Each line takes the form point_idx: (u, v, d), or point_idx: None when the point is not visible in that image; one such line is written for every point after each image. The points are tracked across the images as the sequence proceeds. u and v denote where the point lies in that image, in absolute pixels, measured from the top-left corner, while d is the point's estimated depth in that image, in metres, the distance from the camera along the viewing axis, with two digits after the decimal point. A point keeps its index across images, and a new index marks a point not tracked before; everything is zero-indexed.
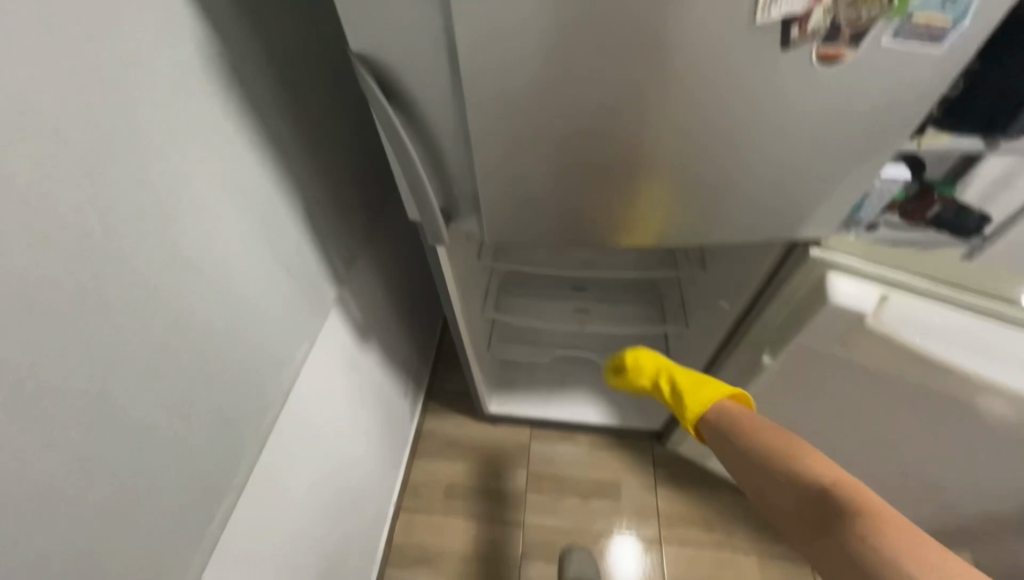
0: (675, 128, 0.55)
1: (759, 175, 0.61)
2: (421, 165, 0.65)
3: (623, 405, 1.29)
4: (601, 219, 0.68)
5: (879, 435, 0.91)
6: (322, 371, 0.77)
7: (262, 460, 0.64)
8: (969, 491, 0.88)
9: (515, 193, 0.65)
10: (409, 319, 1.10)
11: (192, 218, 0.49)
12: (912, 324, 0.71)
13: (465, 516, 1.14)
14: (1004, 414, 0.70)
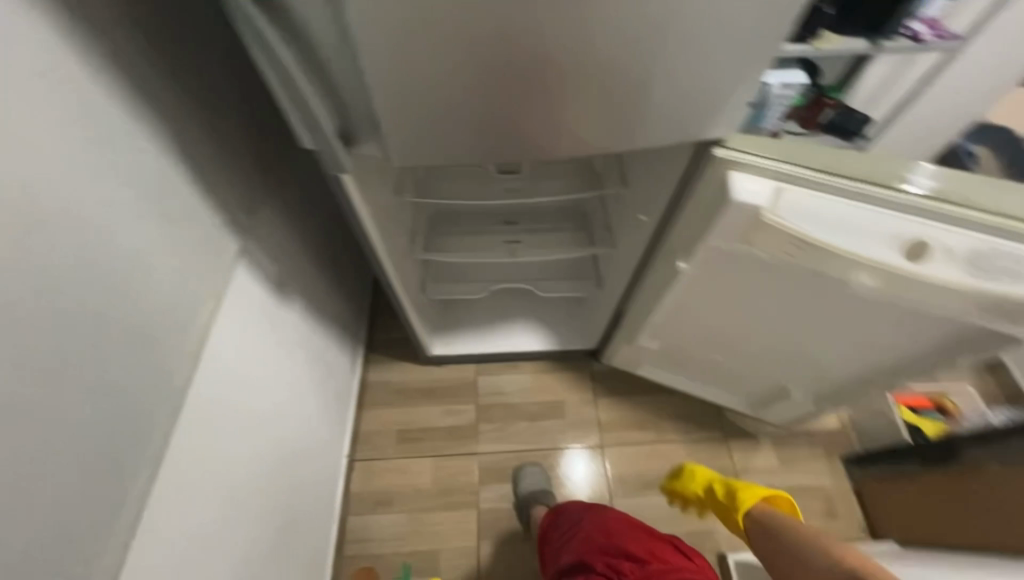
0: (581, 25, 0.48)
1: (629, 97, 0.56)
2: (309, 91, 0.56)
3: (560, 330, 1.36)
4: (518, 138, 0.61)
5: (767, 356, 0.97)
6: (242, 340, 0.73)
7: (189, 437, 0.60)
8: (845, 390, 0.98)
9: (416, 122, 0.58)
10: (331, 277, 1.10)
11: (48, 199, 0.43)
12: (821, 219, 0.58)
13: (422, 454, 1.27)
14: (895, 321, 0.72)
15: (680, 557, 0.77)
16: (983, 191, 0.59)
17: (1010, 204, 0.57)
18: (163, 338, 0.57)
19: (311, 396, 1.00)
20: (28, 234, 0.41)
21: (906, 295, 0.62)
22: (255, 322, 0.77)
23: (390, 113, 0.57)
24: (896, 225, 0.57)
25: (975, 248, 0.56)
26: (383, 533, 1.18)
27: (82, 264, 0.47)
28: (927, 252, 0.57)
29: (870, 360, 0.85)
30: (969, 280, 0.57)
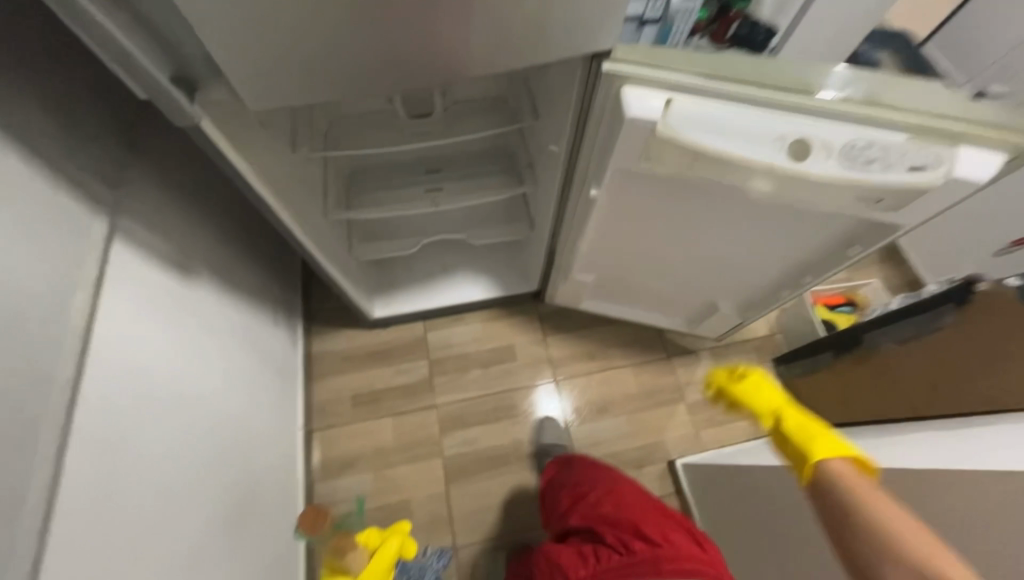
0: None
1: (506, 5, 0.52)
2: (124, 28, 0.49)
3: (501, 276, 1.36)
4: (392, 65, 0.57)
5: (691, 274, 1.01)
6: (136, 326, 0.68)
7: (100, 426, 0.58)
8: (761, 297, 1.04)
9: (274, 56, 0.53)
10: (240, 249, 1.03)
11: None
12: (713, 128, 0.58)
13: (379, 415, 1.28)
14: (791, 223, 0.76)
15: (693, 547, 0.71)
16: (870, 88, 0.61)
17: (890, 98, 0.60)
18: (28, 330, 0.52)
19: (240, 376, 0.96)
20: None
21: (798, 194, 0.64)
22: (149, 305, 0.72)
23: (235, 44, 0.51)
24: (783, 127, 0.59)
25: (853, 142, 0.59)
26: (350, 495, 1.20)
27: None
28: (812, 151, 0.59)
29: (780, 265, 0.90)
30: (852, 173, 0.59)
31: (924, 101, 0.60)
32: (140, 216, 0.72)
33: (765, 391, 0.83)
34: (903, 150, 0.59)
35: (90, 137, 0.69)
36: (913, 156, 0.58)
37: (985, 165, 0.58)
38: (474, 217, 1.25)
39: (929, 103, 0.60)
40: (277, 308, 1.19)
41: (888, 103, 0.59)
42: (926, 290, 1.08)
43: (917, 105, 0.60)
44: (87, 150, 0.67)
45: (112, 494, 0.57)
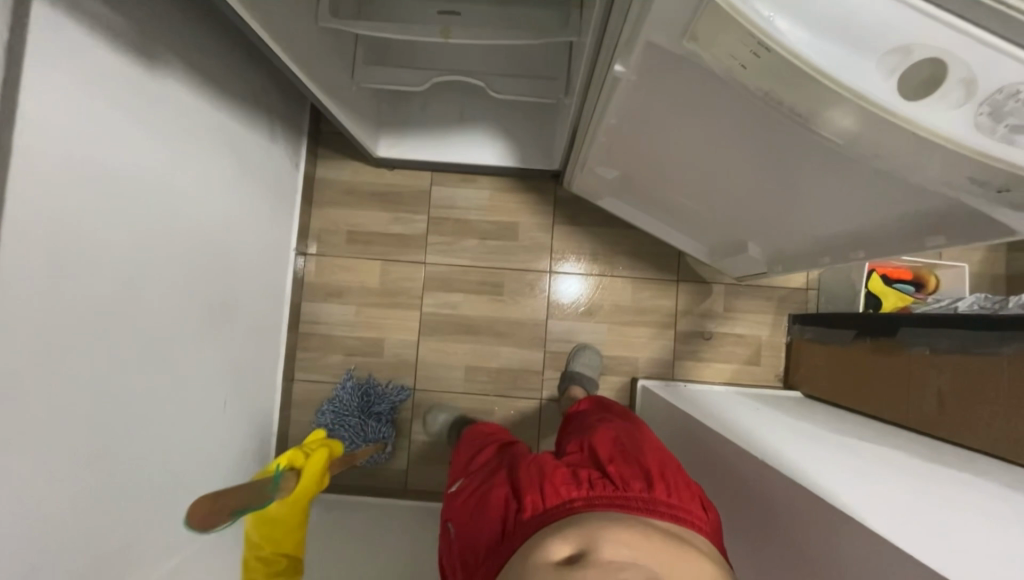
0: None
1: None
2: None
3: (523, 144, 1.20)
4: None
5: (724, 194, 0.84)
6: (92, 120, 0.65)
7: (34, 215, 0.58)
8: (795, 243, 0.88)
9: None
10: (231, 40, 0.91)
11: None
12: (807, 12, 0.40)
13: (371, 257, 1.30)
14: (852, 162, 0.58)
15: (695, 505, 0.69)
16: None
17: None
18: None
19: (222, 184, 0.94)
20: None
21: (876, 142, 0.47)
22: (108, 101, 0.67)
23: None
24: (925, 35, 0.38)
25: (1015, 89, 0.39)
26: (332, 319, 1.29)
27: None
28: (939, 89, 0.41)
29: (840, 212, 0.71)
30: (963, 139, 0.42)
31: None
32: None
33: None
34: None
35: None
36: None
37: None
38: (507, 62, 1.02)
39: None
40: (276, 121, 1.10)
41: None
42: (1014, 300, 0.88)
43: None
44: None
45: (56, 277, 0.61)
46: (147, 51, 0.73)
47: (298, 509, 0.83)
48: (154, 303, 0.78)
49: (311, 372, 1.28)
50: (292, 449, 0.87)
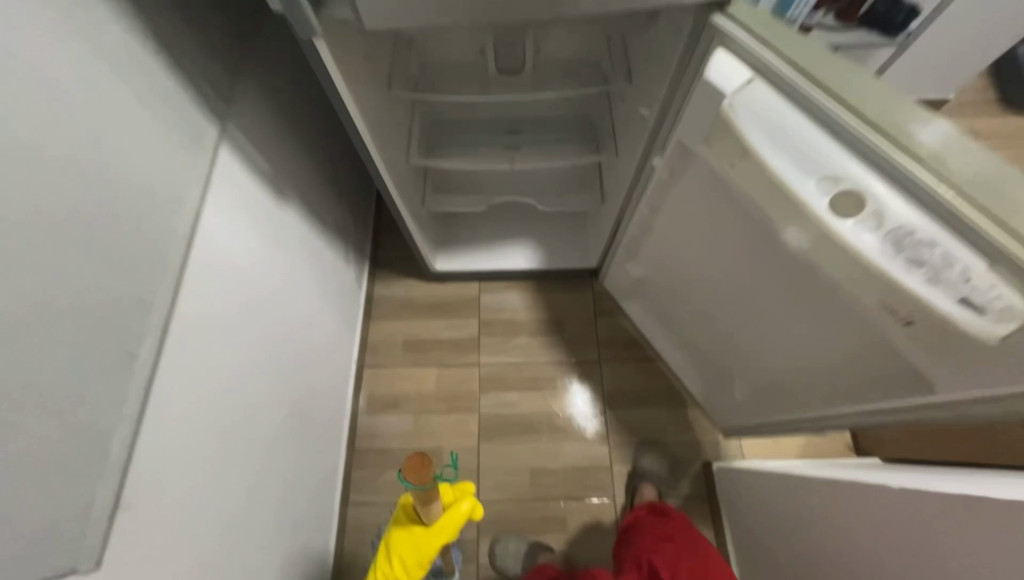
0: None
1: None
2: None
3: (562, 249, 1.37)
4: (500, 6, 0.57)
5: (719, 301, 0.93)
6: (240, 242, 0.78)
7: (190, 312, 0.67)
8: (773, 379, 0.92)
9: None
10: (330, 181, 1.12)
11: (51, 87, 0.48)
12: (770, 127, 0.56)
13: (427, 365, 1.34)
14: (818, 291, 0.68)
15: None
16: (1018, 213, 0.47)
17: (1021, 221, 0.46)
18: (157, 216, 0.62)
19: (312, 300, 1.04)
20: (39, 115, 0.47)
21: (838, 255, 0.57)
22: (252, 227, 0.81)
23: None
24: (847, 166, 0.53)
25: (917, 233, 0.49)
26: (389, 432, 1.27)
27: (86, 153, 0.52)
28: (858, 214, 0.52)
29: (815, 348, 0.76)
30: (880, 255, 0.49)
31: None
32: (244, 130, 0.79)
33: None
34: (965, 275, 0.46)
35: (215, 48, 0.74)
36: (965, 290, 0.46)
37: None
38: (549, 185, 1.25)
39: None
40: (350, 247, 1.25)
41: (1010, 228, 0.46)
42: None
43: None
44: (210, 60, 0.73)
45: (193, 371, 0.66)
46: (279, 190, 0.90)
47: (439, 538, 0.81)
48: (256, 409, 0.82)
49: (368, 493, 1.20)
50: (444, 482, 0.88)
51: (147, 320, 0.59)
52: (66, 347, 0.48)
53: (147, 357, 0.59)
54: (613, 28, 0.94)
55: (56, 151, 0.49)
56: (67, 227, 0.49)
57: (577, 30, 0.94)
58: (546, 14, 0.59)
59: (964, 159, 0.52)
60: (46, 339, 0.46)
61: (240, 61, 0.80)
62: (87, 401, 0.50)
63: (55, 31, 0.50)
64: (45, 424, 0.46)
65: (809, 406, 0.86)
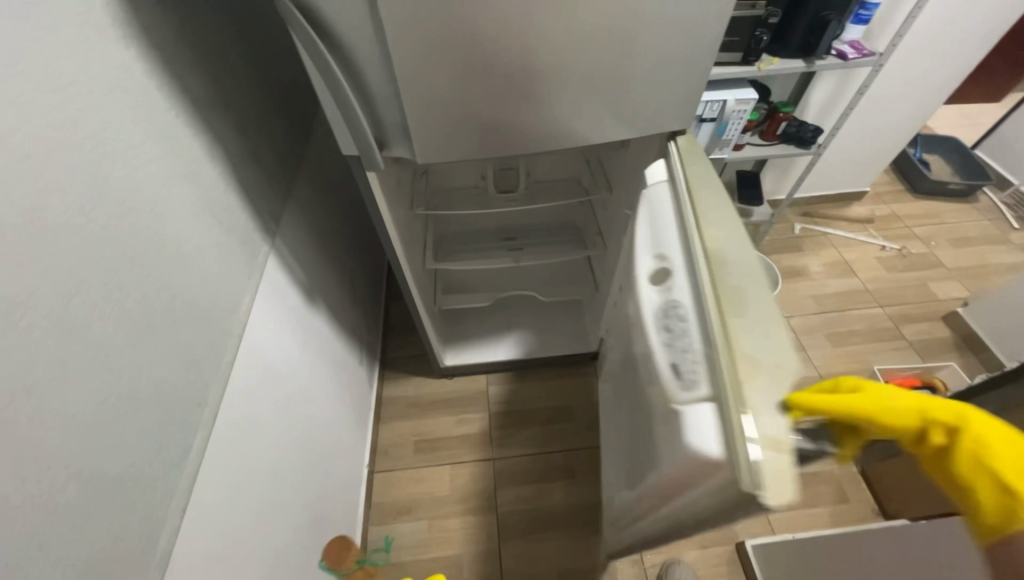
0: (560, 55, 0.63)
1: (606, 103, 0.71)
2: (358, 105, 0.66)
3: (562, 337, 1.46)
4: (515, 139, 0.73)
5: (619, 397, 0.95)
6: (278, 343, 0.85)
7: (231, 412, 0.69)
8: (625, 497, 0.86)
9: (452, 127, 0.69)
10: (349, 288, 1.22)
11: (161, 213, 0.58)
12: (652, 213, 0.71)
13: (439, 463, 1.31)
14: (639, 382, 0.72)
15: None
16: (746, 323, 0.51)
17: (744, 328, 0.51)
18: (222, 315, 0.68)
19: (332, 399, 1.07)
20: (148, 235, 0.55)
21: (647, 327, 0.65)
22: (288, 329, 0.88)
23: (422, 135, 0.69)
24: (672, 253, 0.63)
25: (682, 315, 0.57)
26: (404, 542, 1.19)
27: (176, 265, 0.60)
28: (662, 284, 0.63)
29: (638, 451, 0.75)
30: (653, 315, 0.60)
31: (752, 366, 0.48)
32: (290, 246, 0.91)
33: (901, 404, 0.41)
34: (685, 348, 0.54)
35: (278, 181, 0.89)
36: (678, 360, 0.54)
37: (697, 430, 0.48)
38: (547, 280, 1.40)
39: (783, 374, 0.47)
40: (364, 349, 1.32)
41: (731, 330, 0.51)
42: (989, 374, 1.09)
43: (771, 360, 0.48)
44: (274, 191, 0.87)
45: (229, 470, 0.67)
46: (311, 296, 0.99)
47: None
48: (275, 516, 0.79)
49: None
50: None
51: (202, 415, 0.62)
52: (133, 445, 0.51)
53: (197, 456, 0.60)
54: (590, 153, 1.17)
55: (155, 265, 0.56)
56: (156, 329, 0.55)
57: (562, 155, 1.16)
58: (551, 144, 0.76)
59: (750, 275, 0.56)
60: (117, 437, 0.49)
61: (292, 191, 0.94)
62: (142, 496, 0.51)
63: (174, 173, 0.61)
64: (104, 518, 0.47)
65: (636, 528, 0.79)
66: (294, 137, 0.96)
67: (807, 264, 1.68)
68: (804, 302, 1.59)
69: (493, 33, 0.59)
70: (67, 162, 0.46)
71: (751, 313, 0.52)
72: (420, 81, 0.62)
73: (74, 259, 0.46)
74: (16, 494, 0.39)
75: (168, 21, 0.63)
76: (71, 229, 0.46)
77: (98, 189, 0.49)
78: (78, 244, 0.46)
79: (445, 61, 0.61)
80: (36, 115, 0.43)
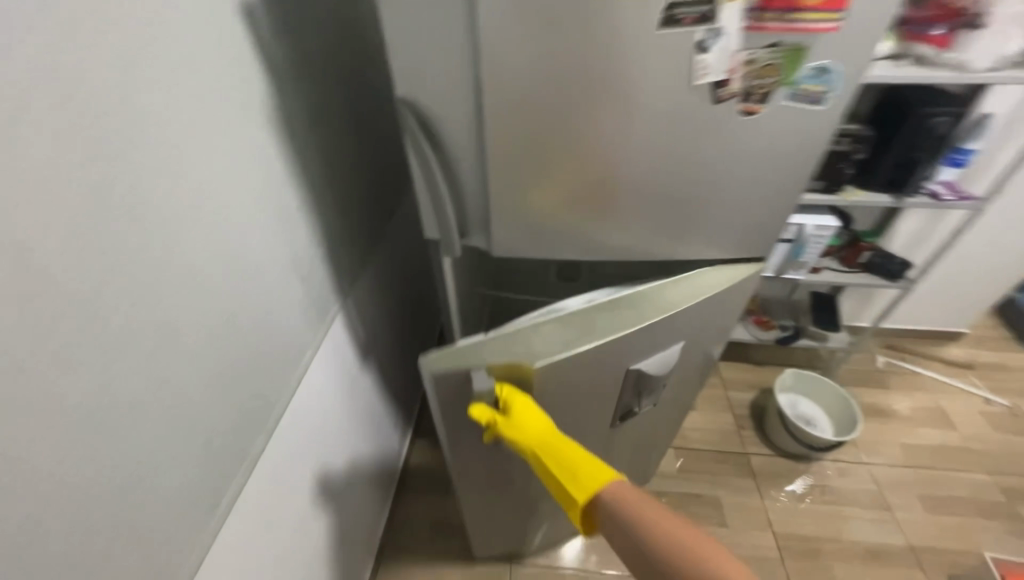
0: (641, 178, 0.66)
1: (680, 221, 0.72)
2: (448, 197, 0.72)
3: None
4: (584, 243, 0.75)
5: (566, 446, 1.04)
6: (326, 398, 0.86)
7: (265, 465, 0.69)
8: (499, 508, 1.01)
9: (529, 227, 0.72)
10: (401, 350, 1.25)
11: (258, 272, 0.64)
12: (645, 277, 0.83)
13: (453, 555, 1.21)
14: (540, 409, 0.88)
15: None
16: (563, 334, 0.70)
17: (543, 333, 0.70)
18: (282, 369, 0.71)
19: (361, 463, 1.05)
20: (242, 292, 0.61)
21: None
22: (337, 386, 0.90)
23: (500, 230, 0.73)
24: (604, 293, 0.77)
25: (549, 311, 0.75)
26: None
27: (258, 319, 0.64)
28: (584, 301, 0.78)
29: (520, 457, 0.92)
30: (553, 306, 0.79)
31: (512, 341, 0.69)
32: (358, 305, 0.96)
33: (530, 421, 0.74)
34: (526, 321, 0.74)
35: (362, 246, 0.97)
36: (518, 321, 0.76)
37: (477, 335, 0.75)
38: None
39: (523, 356, 0.68)
40: (402, 412, 1.31)
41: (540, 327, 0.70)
42: None
43: (523, 354, 0.69)
44: (356, 254, 0.94)
45: (246, 531, 0.66)
46: (366, 354, 1.03)
47: None
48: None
49: None
50: None
51: (240, 468, 0.63)
52: (173, 493, 0.52)
53: (225, 511, 0.60)
54: None
55: (241, 318, 0.61)
56: (224, 379, 0.58)
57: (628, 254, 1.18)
58: (619, 253, 0.77)
59: (599, 330, 0.70)
60: (160, 484, 0.50)
61: (372, 256, 1.02)
62: (167, 549, 0.51)
63: (278, 240, 0.68)
64: (127, 570, 0.47)
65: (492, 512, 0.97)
66: (384, 210, 1.07)
67: (892, 405, 1.50)
68: (889, 450, 1.39)
69: (582, 155, 0.64)
70: (197, 227, 0.53)
71: (558, 335, 0.70)
72: (508, 187, 0.67)
73: (179, 311, 0.51)
74: (59, 534, 0.40)
75: (310, 114, 0.75)
76: (183, 285, 0.51)
77: (215, 250, 0.56)
78: (184, 297, 0.51)
79: (535, 173, 0.66)
80: (190, 189, 0.51)
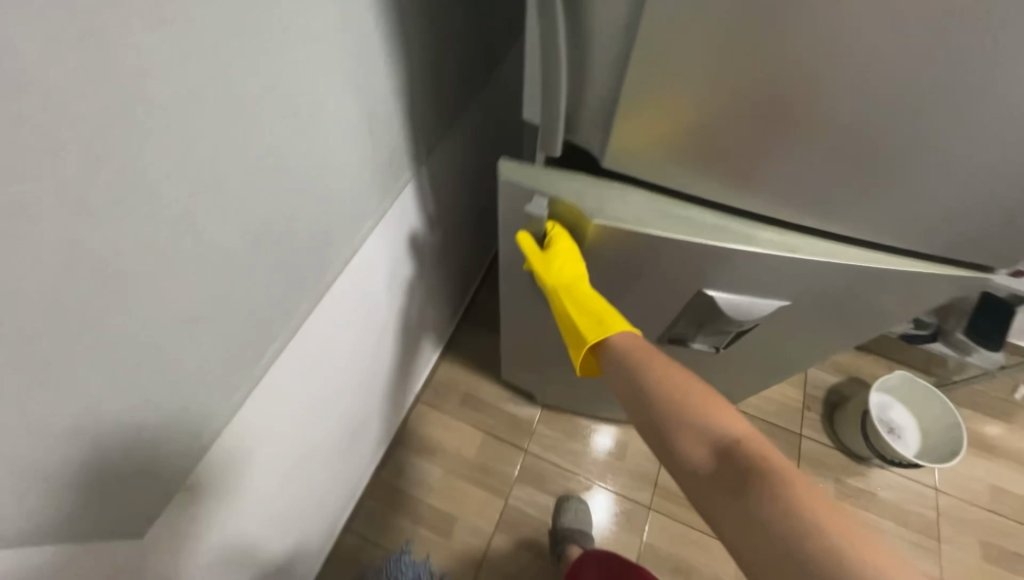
0: (856, 100, 0.44)
1: (878, 172, 0.51)
2: (564, 73, 0.53)
3: None
4: (727, 178, 0.56)
5: None
6: (380, 268, 0.81)
7: (309, 328, 0.69)
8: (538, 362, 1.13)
9: (660, 141, 0.54)
10: (469, 227, 1.17)
11: (323, 125, 0.54)
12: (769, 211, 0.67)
13: (476, 425, 1.30)
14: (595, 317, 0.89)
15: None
16: (646, 208, 0.61)
17: (624, 197, 0.61)
18: (340, 235, 0.66)
19: (410, 329, 1.07)
20: (301, 147, 0.52)
21: None
22: (396, 256, 0.86)
23: (621, 136, 0.55)
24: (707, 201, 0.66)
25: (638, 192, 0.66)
26: (416, 476, 1.23)
27: (317, 180, 0.57)
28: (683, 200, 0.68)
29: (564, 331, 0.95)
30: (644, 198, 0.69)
31: (591, 184, 0.62)
32: (431, 175, 0.86)
33: (569, 261, 0.68)
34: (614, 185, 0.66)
35: (448, 104, 0.81)
36: None
37: None
38: None
39: (590, 204, 0.61)
40: (457, 288, 1.29)
41: (623, 192, 0.62)
42: None
43: (592, 201, 0.61)
44: (439, 114, 0.79)
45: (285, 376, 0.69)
46: (432, 226, 0.95)
47: None
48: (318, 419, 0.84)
49: (372, 529, 1.17)
50: None
51: (286, 325, 0.63)
52: (217, 342, 0.52)
53: (268, 361, 0.62)
54: None
55: (297, 177, 0.53)
56: (275, 239, 0.54)
57: None
58: (766, 202, 0.57)
59: (683, 225, 0.60)
60: (201, 334, 0.49)
61: (458, 118, 0.87)
62: (212, 384, 0.55)
63: (349, 85, 0.56)
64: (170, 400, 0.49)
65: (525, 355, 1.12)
66: (484, 60, 0.87)
67: (1003, 440, 1.27)
68: (970, 483, 1.22)
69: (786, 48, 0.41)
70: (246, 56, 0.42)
71: (637, 207, 0.61)
72: (649, 81, 0.48)
73: (223, 160, 0.44)
74: (98, 369, 0.41)
75: None
76: (231, 129, 0.43)
77: (271, 89, 0.46)
78: (232, 141, 0.44)
79: (701, 65, 0.45)
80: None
